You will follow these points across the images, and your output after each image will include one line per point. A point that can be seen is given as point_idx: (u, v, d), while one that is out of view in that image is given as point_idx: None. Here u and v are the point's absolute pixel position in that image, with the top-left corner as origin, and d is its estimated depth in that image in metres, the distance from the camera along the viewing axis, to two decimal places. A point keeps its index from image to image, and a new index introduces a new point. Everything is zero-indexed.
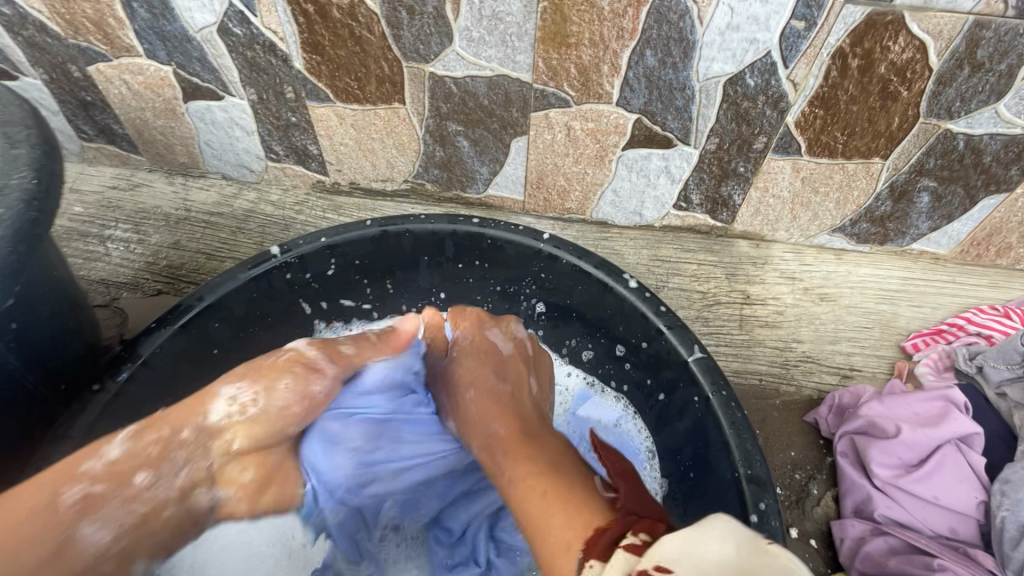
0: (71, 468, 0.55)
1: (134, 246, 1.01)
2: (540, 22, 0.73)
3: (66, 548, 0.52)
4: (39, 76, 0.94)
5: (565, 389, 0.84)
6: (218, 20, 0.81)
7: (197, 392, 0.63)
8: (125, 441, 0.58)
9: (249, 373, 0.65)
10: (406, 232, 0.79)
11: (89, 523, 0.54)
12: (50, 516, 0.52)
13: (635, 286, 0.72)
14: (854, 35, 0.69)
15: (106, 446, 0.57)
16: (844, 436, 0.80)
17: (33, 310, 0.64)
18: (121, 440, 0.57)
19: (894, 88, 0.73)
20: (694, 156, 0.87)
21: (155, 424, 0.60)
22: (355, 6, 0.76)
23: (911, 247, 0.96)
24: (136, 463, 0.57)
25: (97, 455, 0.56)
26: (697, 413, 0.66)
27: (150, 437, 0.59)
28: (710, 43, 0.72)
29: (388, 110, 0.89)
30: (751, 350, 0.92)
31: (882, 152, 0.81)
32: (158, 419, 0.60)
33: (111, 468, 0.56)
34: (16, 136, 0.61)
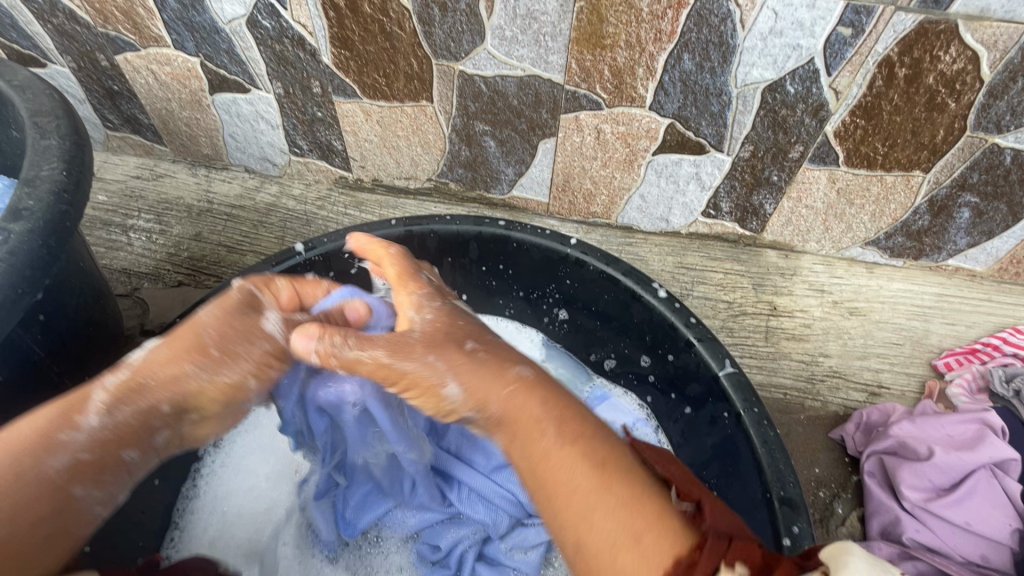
0: (44, 438, 0.48)
1: (156, 237, 1.01)
2: (576, 22, 0.71)
3: (63, 516, 0.48)
4: (67, 64, 0.94)
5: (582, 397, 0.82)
6: (247, 12, 0.80)
7: (162, 354, 0.53)
8: (103, 411, 0.50)
9: (221, 354, 0.53)
10: (431, 233, 0.78)
11: (83, 488, 0.49)
12: (33, 487, 0.46)
13: (664, 295, 0.70)
14: (904, 44, 0.66)
15: (81, 417, 0.49)
16: (872, 455, 0.79)
17: (59, 302, 0.64)
18: (99, 409, 0.50)
19: (941, 99, 0.71)
20: (726, 163, 0.84)
21: (139, 390, 0.52)
22: (387, 1, 0.74)
23: (946, 262, 0.93)
24: (115, 435, 0.51)
25: (69, 427, 0.49)
26: (727, 430, 0.65)
27: (130, 410, 0.51)
28: (751, 48, 0.70)
29: (415, 107, 0.88)
30: (777, 364, 0.90)
31: (924, 165, 0.78)
32: (132, 389, 0.52)
33: (94, 440, 0.49)
34: (46, 126, 0.60)
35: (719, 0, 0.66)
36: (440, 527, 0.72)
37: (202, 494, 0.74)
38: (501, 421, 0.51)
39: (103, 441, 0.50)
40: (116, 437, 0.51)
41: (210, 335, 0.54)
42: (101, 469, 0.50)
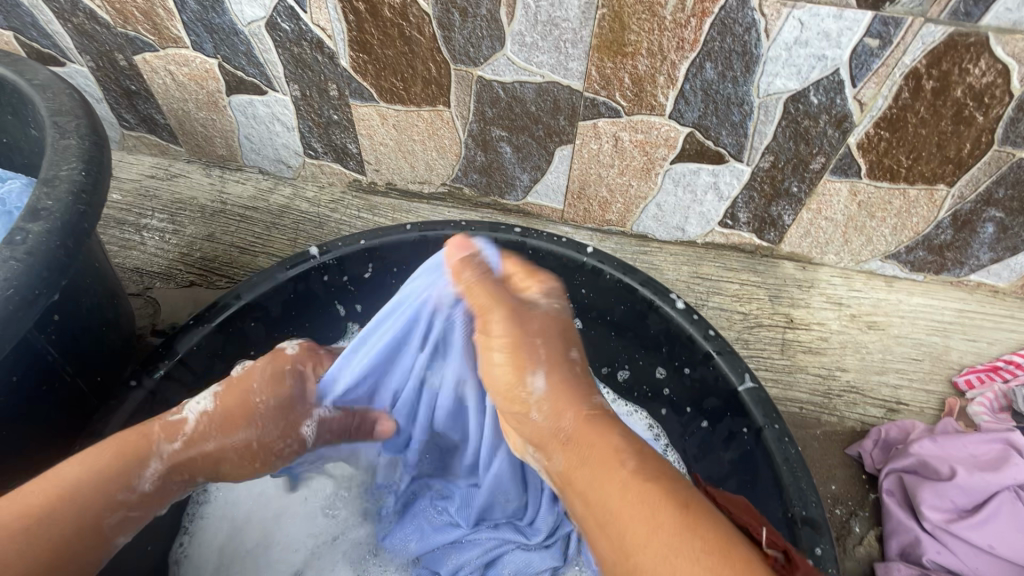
0: (106, 493, 0.51)
1: (169, 237, 1.01)
2: (597, 29, 0.71)
3: (89, 568, 0.51)
4: (85, 64, 0.94)
5: None
6: (267, 15, 0.80)
7: (219, 424, 0.57)
8: (160, 468, 0.54)
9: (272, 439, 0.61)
10: (446, 238, 0.77)
11: (122, 537, 0.53)
12: (85, 535, 0.50)
13: (683, 307, 0.69)
14: (932, 56, 0.65)
15: (138, 476, 0.53)
16: (891, 473, 0.77)
17: (74, 302, 0.63)
18: (157, 473, 0.54)
19: (969, 113, 0.69)
20: (746, 173, 0.83)
21: (188, 456, 0.56)
22: (407, 6, 0.74)
23: (968, 278, 0.92)
24: (160, 495, 0.55)
25: (128, 487, 0.52)
26: (746, 445, 0.63)
27: (184, 471, 0.56)
28: (775, 58, 0.69)
29: (432, 112, 0.87)
30: (793, 377, 0.88)
31: (948, 178, 0.77)
32: (185, 455, 0.56)
33: (146, 498, 0.54)
34: (66, 126, 0.60)
35: (744, 9, 0.65)
36: (441, 553, 0.71)
37: (213, 500, 0.73)
38: (566, 438, 0.50)
39: (153, 494, 0.54)
40: (158, 491, 0.55)
41: (253, 393, 0.60)
42: (137, 520, 0.54)
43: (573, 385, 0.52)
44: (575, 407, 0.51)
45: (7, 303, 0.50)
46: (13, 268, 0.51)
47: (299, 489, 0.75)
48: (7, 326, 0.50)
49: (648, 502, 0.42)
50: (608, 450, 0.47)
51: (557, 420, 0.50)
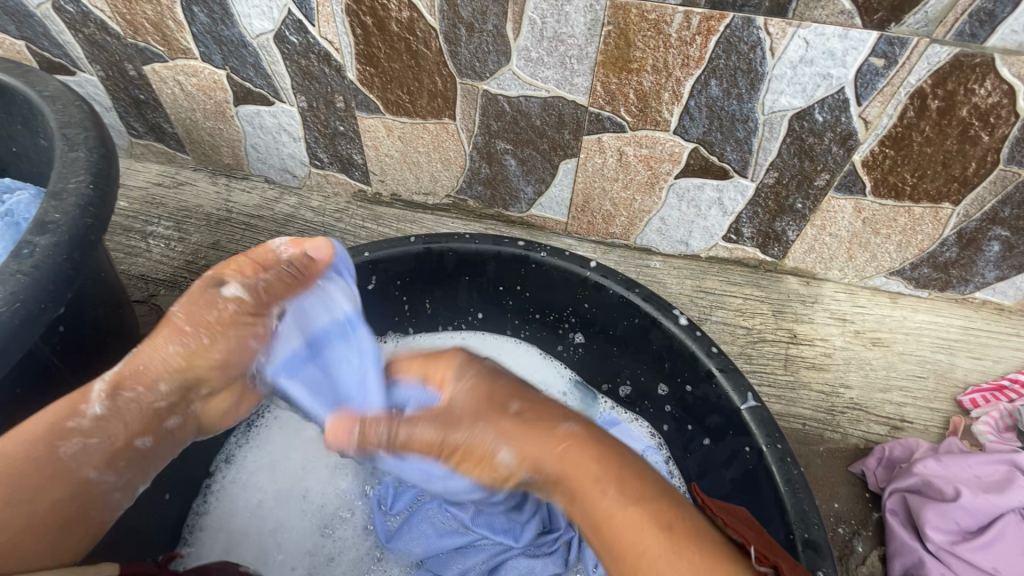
0: (52, 427, 0.54)
1: (175, 244, 1.01)
2: (603, 46, 0.71)
3: (83, 500, 0.55)
4: (95, 73, 0.95)
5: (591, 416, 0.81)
6: (275, 28, 0.80)
7: (151, 349, 0.59)
8: (103, 399, 0.56)
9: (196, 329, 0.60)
10: (449, 251, 0.77)
11: (97, 472, 0.55)
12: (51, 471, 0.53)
13: (686, 323, 0.69)
14: (938, 76, 0.65)
15: (85, 405, 0.55)
16: (894, 492, 0.76)
17: (79, 313, 0.63)
18: (99, 397, 0.56)
19: (974, 132, 0.69)
20: (750, 189, 0.83)
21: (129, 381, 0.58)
22: (414, 21, 0.75)
23: (973, 295, 0.91)
24: (120, 420, 0.56)
25: (74, 414, 0.55)
26: (748, 465, 0.63)
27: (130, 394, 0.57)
28: (780, 75, 0.69)
29: (437, 124, 0.88)
30: (796, 393, 0.88)
31: (953, 197, 0.77)
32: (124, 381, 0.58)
33: (99, 424, 0.55)
34: (75, 138, 0.61)
35: (749, 28, 0.65)
36: (446, 557, 0.70)
37: (212, 510, 0.74)
38: (556, 480, 0.47)
39: (119, 419, 0.56)
40: (113, 422, 0.56)
41: (185, 323, 0.60)
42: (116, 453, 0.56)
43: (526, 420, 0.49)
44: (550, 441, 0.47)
45: (13, 318, 0.50)
46: (20, 282, 0.51)
47: (298, 499, 0.75)
48: (12, 341, 0.50)
49: (635, 529, 0.43)
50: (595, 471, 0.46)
51: (541, 468, 0.47)
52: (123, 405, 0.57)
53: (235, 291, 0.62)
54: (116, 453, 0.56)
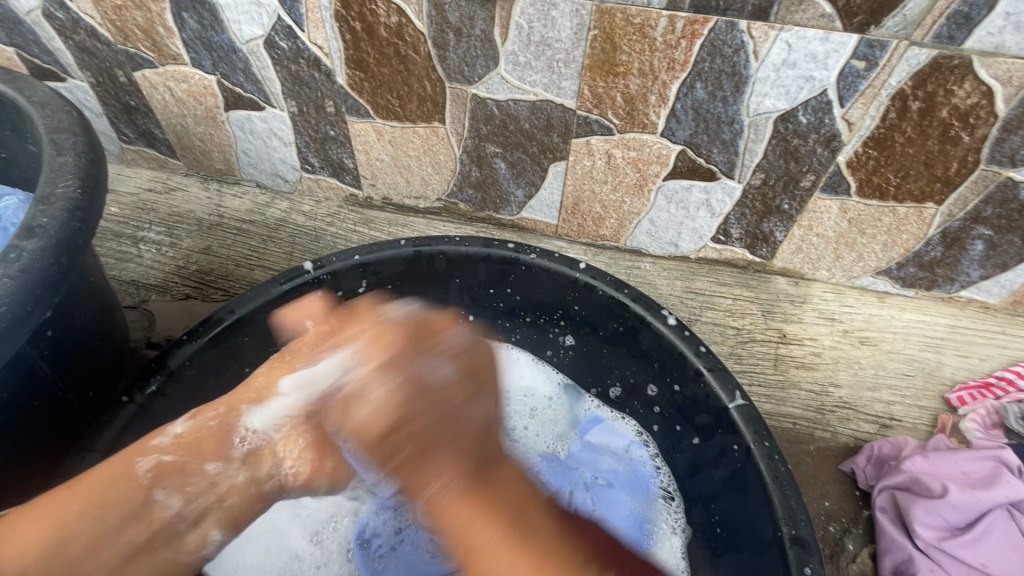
0: (141, 443, 0.55)
1: (166, 249, 1.01)
2: (589, 50, 0.72)
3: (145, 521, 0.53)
4: (86, 79, 0.95)
5: (575, 415, 0.82)
6: (265, 33, 0.81)
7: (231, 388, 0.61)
8: (186, 419, 0.58)
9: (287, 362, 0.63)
10: (440, 254, 0.78)
11: (163, 493, 0.54)
12: (124, 484, 0.53)
13: (674, 323, 0.70)
14: (918, 78, 0.66)
15: (169, 425, 0.57)
16: (884, 490, 0.77)
17: (67, 318, 0.63)
18: (182, 416, 0.58)
19: (955, 133, 0.70)
20: (737, 190, 0.84)
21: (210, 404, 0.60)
22: (403, 26, 0.75)
23: (959, 294, 0.92)
24: (194, 442, 0.56)
25: (158, 434, 0.56)
26: (737, 463, 0.64)
27: (211, 413, 0.58)
28: (764, 78, 0.70)
29: (427, 129, 0.88)
30: (786, 393, 0.89)
31: (937, 196, 0.78)
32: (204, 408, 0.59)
33: (180, 442, 0.56)
34: (64, 143, 0.61)
35: (732, 32, 0.66)
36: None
37: None
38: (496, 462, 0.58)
39: (184, 443, 0.56)
40: (208, 445, 0.56)
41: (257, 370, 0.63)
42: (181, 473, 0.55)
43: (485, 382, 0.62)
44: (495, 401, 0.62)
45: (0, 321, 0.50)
46: (6, 286, 0.51)
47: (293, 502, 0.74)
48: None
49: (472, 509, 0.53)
50: (512, 473, 0.59)
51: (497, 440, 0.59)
52: (201, 418, 0.58)
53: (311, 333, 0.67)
54: (175, 472, 0.54)
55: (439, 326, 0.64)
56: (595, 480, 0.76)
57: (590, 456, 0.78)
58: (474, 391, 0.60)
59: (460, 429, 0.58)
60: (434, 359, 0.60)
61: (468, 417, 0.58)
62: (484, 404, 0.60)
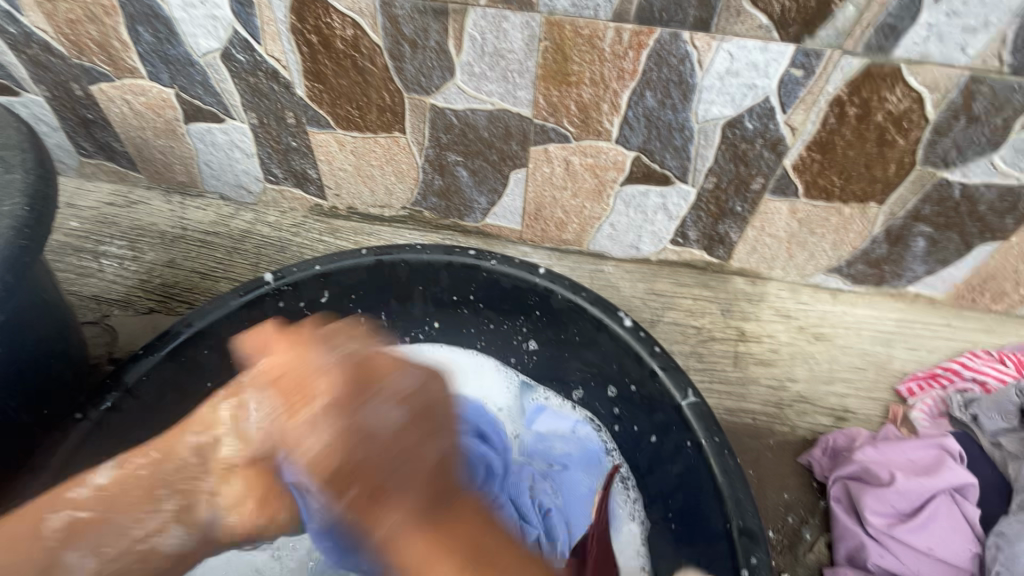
0: (57, 495, 0.58)
1: (129, 263, 1.00)
2: (541, 60, 0.74)
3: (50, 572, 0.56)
4: (41, 93, 0.94)
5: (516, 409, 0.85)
6: (221, 46, 0.81)
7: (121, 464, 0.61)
8: (111, 470, 0.60)
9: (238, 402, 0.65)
10: (402, 262, 0.79)
11: (74, 552, 0.57)
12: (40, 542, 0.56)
13: (630, 325, 0.72)
14: (852, 85, 0.69)
15: (91, 474, 0.60)
16: (837, 480, 0.80)
17: (18, 337, 0.63)
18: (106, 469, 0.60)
19: (890, 136, 0.74)
20: (692, 194, 0.87)
21: (139, 450, 0.62)
22: (359, 38, 0.76)
23: (906, 289, 0.96)
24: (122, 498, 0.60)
25: (81, 485, 0.59)
26: (690, 459, 0.66)
27: (138, 462, 0.61)
28: (709, 86, 0.73)
29: (388, 138, 0.89)
30: (745, 389, 0.91)
31: (878, 197, 0.81)
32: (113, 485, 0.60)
33: (100, 496, 0.59)
34: (11, 160, 0.61)
35: (677, 42, 0.69)
36: None
37: None
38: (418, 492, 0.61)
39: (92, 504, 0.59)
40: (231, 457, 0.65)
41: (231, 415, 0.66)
42: (97, 530, 0.58)
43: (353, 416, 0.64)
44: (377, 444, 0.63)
45: None
46: None
47: None
48: None
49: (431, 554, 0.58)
50: (429, 497, 0.62)
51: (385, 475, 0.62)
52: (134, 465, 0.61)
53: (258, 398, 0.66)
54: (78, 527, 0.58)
55: (382, 367, 0.68)
56: (549, 467, 0.80)
57: (539, 444, 0.82)
58: (429, 428, 0.65)
59: (416, 466, 0.63)
60: (377, 407, 0.65)
61: (421, 457, 0.63)
62: (440, 443, 0.65)
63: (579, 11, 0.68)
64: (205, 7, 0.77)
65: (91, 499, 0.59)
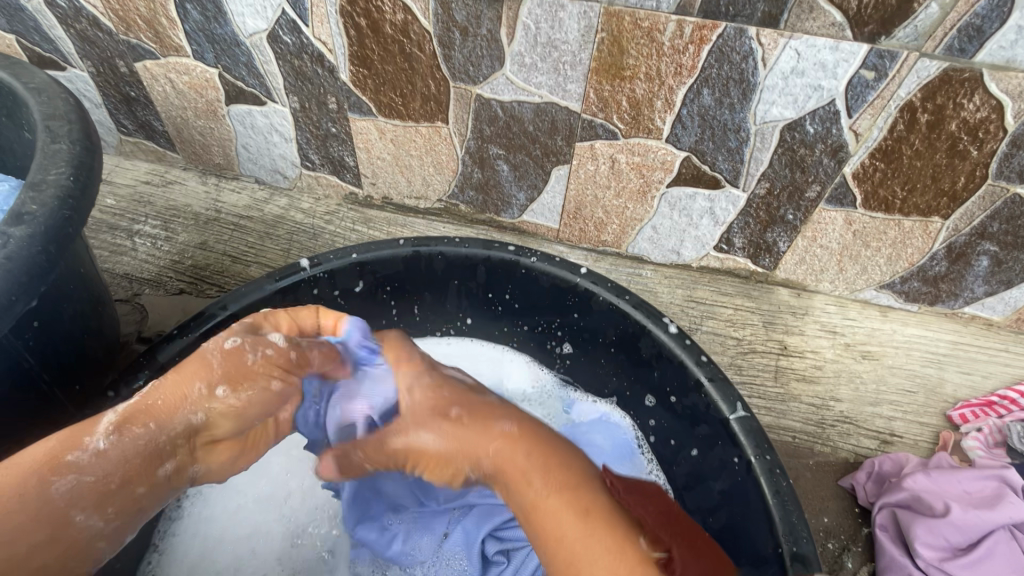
0: (54, 458, 0.48)
1: (161, 243, 1.00)
2: (596, 53, 0.71)
3: (64, 541, 0.47)
4: (86, 69, 0.94)
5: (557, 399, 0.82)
6: (269, 27, 0.80)
7: (123, 422, 0.51)
8: (110, 432, 0.50)
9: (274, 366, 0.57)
10: (439, 254, 0.76)
11: (85, 514, 0.48)
12: (41, 508, 0.46)
13: (675, 331, 0.68)
14: (928, 90, 0.65)
15: (90, 437, 0.49)
16: (884, 507, 0.75)
17: (55, 309, 0.62)
18: (107, 430, 0.50)
19: (963, 147, 0.70)
20: (741, 199, 0.83)
21: (140, 413, 0.51)
22: (408, 23, 0.74)
23: (962, 310, 0.91)
24: (121, 461, 0.50)
25: (77, 448, 0.48)
26: (737, 476, 0.62)
27: (141, 428, 0.51)
28: (772, 86, 0.69)
29: (430, 128, 0.87)
30: (786, 406, 0.87)
31: (942, 211, 0.77)
32: (119, 443, 0.50)
33: (102, 460, 0.49)
34: (58, 130, 0.60)
35: (742, 38, 0.66)
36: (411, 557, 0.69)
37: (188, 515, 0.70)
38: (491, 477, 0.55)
39: (93, 469, 0.48)
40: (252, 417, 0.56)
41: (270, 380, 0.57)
42: (106, 495, 0.49)
43: (473, 426, 0.56)
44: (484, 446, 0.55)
45: None
46: None
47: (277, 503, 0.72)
48: None
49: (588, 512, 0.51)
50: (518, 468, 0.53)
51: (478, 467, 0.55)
52: (135, 429, 0.50)
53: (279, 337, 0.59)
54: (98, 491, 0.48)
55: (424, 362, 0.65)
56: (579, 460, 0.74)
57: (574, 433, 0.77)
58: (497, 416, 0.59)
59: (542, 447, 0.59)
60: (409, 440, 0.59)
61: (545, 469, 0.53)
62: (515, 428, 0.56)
63: (641, 2, 0.66)
64: None
65: (94, 449, 0.49)
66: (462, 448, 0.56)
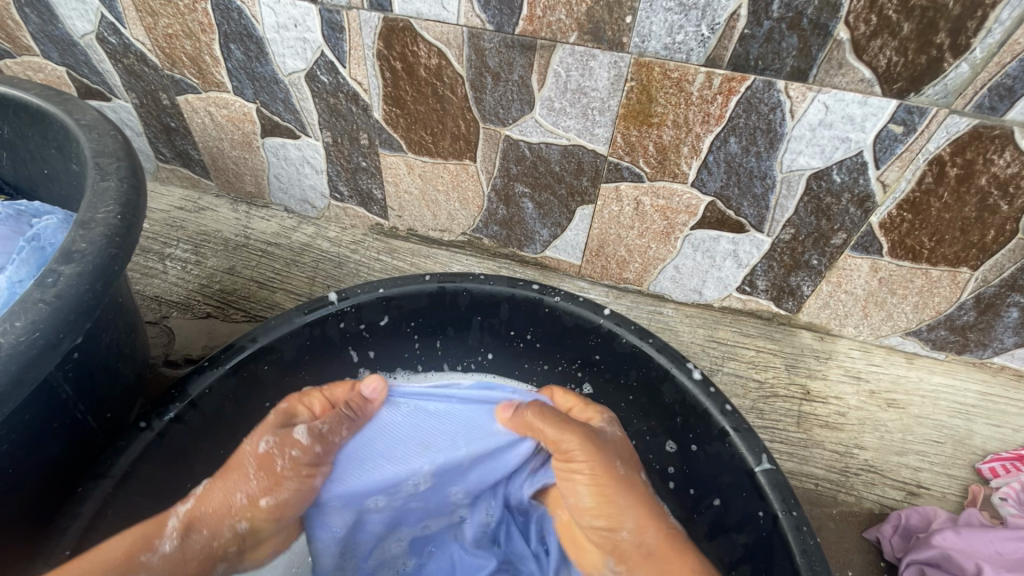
0: (128, 558, 0.55)
1: (191, 267, 1.03)
2: (625, 100, 0.73)
3: None
4: (130, 100, 0.98)
5: None
6: (307, 67, 0.83)
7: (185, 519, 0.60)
8: (175, 536, 0.58)
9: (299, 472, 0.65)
10: (464, 291, 0.77)
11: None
12: None
13: (699, 377, 0.68)
14: (956, 145, 0.66)
15: (158, 539, 0.57)
16: (912, 564, 0.73)
17: (93, 339, 0.63)
18: (173, 533, 0.58)
19: (993, 201, 0.70)
20: (765, 243, 0.84)
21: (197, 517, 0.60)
22: (442, 67, 0.77)
23: (991, 360, 0.90)
24: (185, 559, 0.58)
25: (147, 550, 0.56)
26: (762, 531, 0.61)
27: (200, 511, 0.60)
28: (799, 136, 0.70)
29: (458, 165, 0.89)
30: (808, 452, 0.86)
31: (971, 262, 0.77)
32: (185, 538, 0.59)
33: (168, 559, 0.57)
34: (107, 168, 0.62)
35: (770, 91, 0.67)
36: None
37: None
38: (649, 552, 0.60)
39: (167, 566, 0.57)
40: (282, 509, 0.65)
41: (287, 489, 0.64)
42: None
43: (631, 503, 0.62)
44: (655, 523, 0.61)
45: (30, 348, 0.50)
46: (40, 310, 0.51)
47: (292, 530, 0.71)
48: (26, 371, 0.50)
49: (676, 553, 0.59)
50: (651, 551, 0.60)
51: (642, 536, 0.60)
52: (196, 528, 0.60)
53: (304, 435, 0.66)
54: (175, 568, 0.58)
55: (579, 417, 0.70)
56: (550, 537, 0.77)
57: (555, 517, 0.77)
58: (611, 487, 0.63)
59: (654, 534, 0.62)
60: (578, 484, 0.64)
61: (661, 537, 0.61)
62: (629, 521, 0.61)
63: (671, 54, 0.67)
64: (298, 29, 0.79)
65: (166, 546, 0.58)
66: (638, 510, 0.62)
